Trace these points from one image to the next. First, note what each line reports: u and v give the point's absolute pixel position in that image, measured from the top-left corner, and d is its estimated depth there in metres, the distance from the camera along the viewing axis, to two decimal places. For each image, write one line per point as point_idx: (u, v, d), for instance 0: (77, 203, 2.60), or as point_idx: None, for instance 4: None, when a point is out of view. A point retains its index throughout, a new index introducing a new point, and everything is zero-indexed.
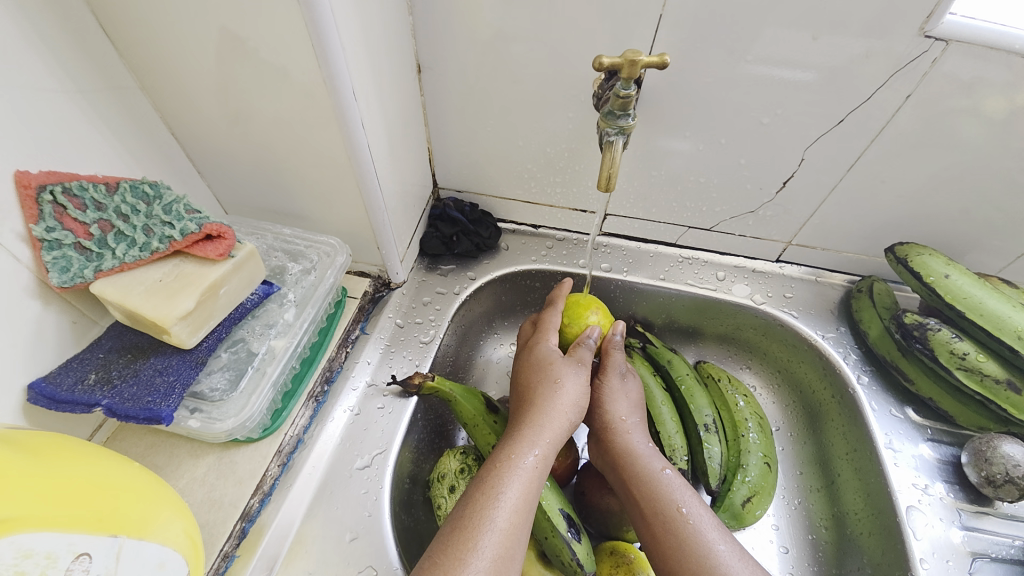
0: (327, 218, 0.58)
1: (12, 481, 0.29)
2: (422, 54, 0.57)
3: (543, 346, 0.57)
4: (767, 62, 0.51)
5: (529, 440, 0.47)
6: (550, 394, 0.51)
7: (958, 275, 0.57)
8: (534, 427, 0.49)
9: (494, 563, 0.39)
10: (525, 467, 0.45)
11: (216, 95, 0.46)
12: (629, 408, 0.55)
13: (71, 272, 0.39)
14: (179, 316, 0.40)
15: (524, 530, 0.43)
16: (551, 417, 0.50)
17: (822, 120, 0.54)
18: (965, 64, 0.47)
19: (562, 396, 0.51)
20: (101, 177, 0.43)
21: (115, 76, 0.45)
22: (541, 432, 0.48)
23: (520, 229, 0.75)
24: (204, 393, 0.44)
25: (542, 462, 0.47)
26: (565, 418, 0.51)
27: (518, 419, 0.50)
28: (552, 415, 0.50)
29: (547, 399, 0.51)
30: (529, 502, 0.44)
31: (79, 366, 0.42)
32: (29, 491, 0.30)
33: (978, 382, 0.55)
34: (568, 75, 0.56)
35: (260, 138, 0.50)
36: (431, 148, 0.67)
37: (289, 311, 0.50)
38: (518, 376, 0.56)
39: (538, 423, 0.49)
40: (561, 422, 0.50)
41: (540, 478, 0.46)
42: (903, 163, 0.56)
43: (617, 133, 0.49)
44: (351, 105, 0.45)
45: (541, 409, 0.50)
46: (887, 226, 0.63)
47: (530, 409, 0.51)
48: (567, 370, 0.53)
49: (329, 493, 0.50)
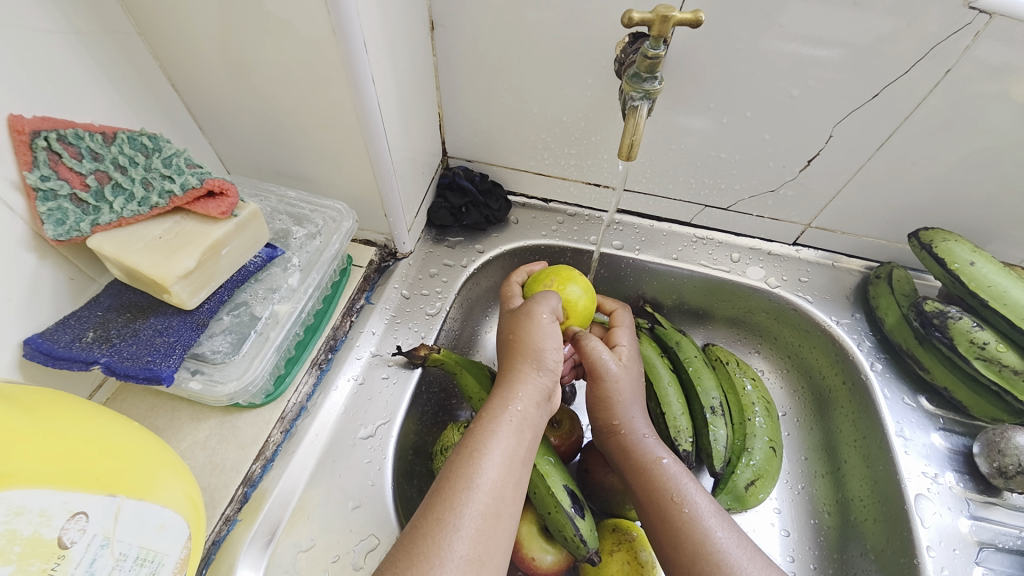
0: (331, 180, 0.55)
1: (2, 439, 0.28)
2: (436, 10, 0.54)
3: (507, 313, 0.56)
4: (801, 30, 0.48)
5: (506, 396, 0.46)
6: (519, 352, 0.49)
7: (983, 262, 0.55)
8: (509, 384, 0.47)
9: (478, 523, 0.38)
10: (502, 423, 0.44)
11: (218, 43, 0.43)
12: (624, 405, 0.53)
13: (67, 224, 0.37)
14: (179, 275, 0.38)
15: (513, 490, 0.41)
16: (530, 376, 0.48)
17: (857, 96, 0.51)
18: (1012, 39, 0.44)
19: (527, 348, 0.49)
20: (99, 127, 0.40)
21: (109, 20, 0.42)
22: (522, 390, 0.47)
23: (530, 203, 0.73)
24: (206, 355, 0.43)
25: (523, 417, 0.45)
26: (540, 369, 0.49)
27: (498, 380, 0.49)
28: (531, 374, 0.48)
29: (517, 358, 0.49)
30: (516, 461, 0.43)
31: (77, 324, 0.40)
32: (20, 449, 0.29)
33: (996, 373, 0.53)
34: (587, 39, 0.52)
35: (264, 92, 0.47)
36: (441, 113, 0.65)
37: (293, 276, 0.48)
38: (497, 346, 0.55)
39: (515, 383, 0.47)
40: (539, 381, 0.48)
41: (526, 438, 0.44)
42: (934, 146, 0.53)
43: (642, 97, 0.46)
44: (359, 57, 0.42)
45: (515, 368, 0.49)
46: (910, 211, 0.61)
47: (506, 370, 0.49)
48: (519, 321, 0.52)
49: (332, 461, 0.50)
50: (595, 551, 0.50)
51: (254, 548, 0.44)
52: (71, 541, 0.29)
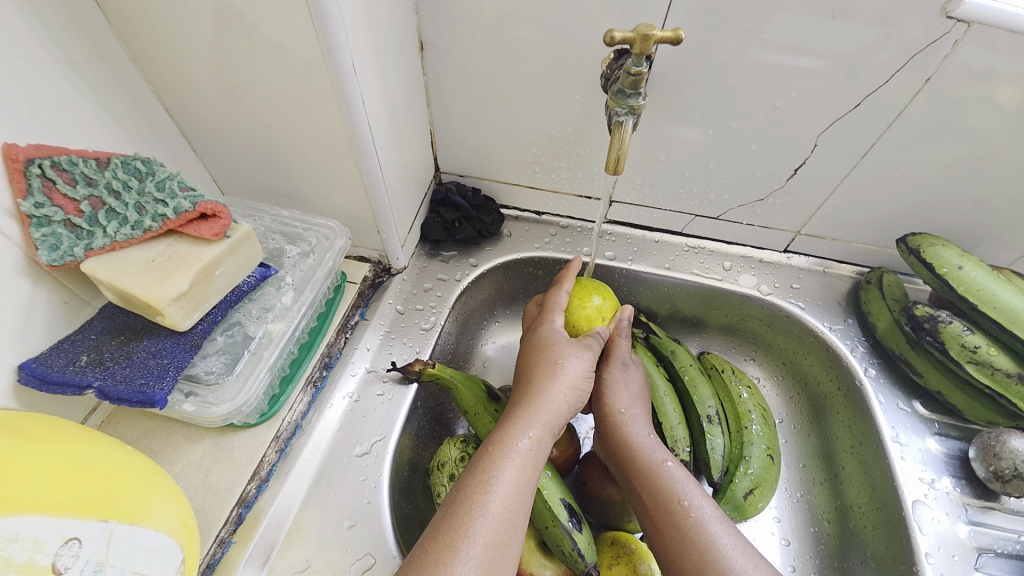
0: (325, 200, 0.56)
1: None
2: (425, 31, 0.55)
3: (548, 326, 0.56)
4: (782, 44, 0.49)
5: (526, 422, 0.46)
6: (550, 377, 0.50)
7: (972, 266, 0.56)
8: (532, 408, 0.48)
9: (487, 550, 0.38)
10: (520, 450, 0.44)
11: (212, 70, 0.44)
12: (630, 400, 0.55)
13: (61, 250, 0.38)
14: (173, 297, 0.39)
15: (521, 517, 0.42)
16: (543, 404, 0.48)
17: (838, 106, 0.52)
18: (987, 48, 0.45)
19: (561, 374, 0.50)
20: (92, 153, 0.41)
21: (104, 49, 0.43)
22: (538, 417, 0.47)
23: (523, 215, 0.74)
24: (200, 376, 0.42)
25: (538, 445, 0.46)
26: (564, 399, 0.50)
27: (517, 401, 0.49)
28: (549, 397, 0.49)
29: (547, 380, 0.50)
30: (526, 488, 0.43)
31: (71, 348, 0.40)
32: (15, 475, 0.28)
33: (989, 376, 0.54)
34: (574, 57, 0.54)
35: (258, 116, 0.48)
36: (432, 131, 0.66)
37: (286, 294, 0.48)
38: (519, 363, 0.56)
39: (536, 407, 0.48)
40: (560, 404, 0.49)
41: (538, 464, 0.45)
42: (916, 153, 0.54)
43: (627, 113, 0.47)
44: (349, 79, 0.43)
45: (539, 390, 0.49)
46: (896, 218, 0.62)
47: (530, 390, 0.50)
48: (571, 350, 0.52)
49: (327, 480, 0.49)
50: (593, 564, 0.49)
51: (249, 570, 0.44)
52: (65, 567, 0.29)
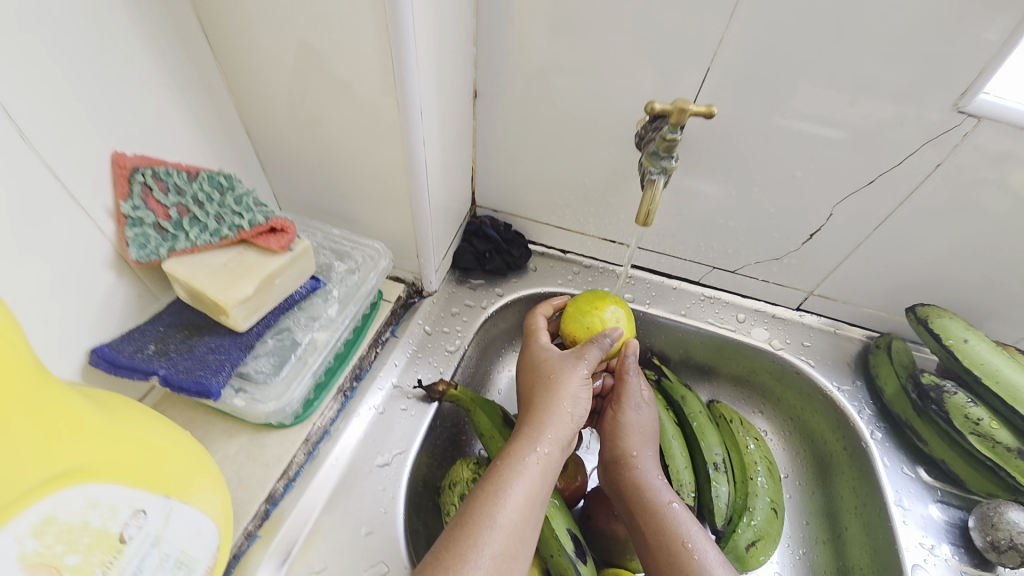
0: (374, 223, 0.61)
1: (86, 436, 0.32)
2: (481, 82, 0.62)
3: (535, 347, 0.58)
4: (805, 121, 0.54)
5: (534, 438, 0.48)
6: (554, 393, 0.51)
7: (977, 340, 0.59)
8: (539, 424, 0.49)
9: (494, 561, 0.41)
10: (528, 465, 0.46)
11: (296, 104, 0.50)
12: (641, 443, 0.57)
13: (148, 248, 0.42)
14: (239, 300, 0.43)
15: (529, 531, 0.44)
16: (552, 420, 0.49)
17: (854, 181, 0.57)
18: (996, 141, 0.49)
19: (562, 389, 0.51)
20: (185, 166, 0.46)
21: (207, 78, 0.49)
22: (546, 433, 0.48)
23: (549, 252, 0.78)
24: (250, 374, 0.46)
25: (546, 460, 0.47)
26: (566, 414, 0.50)
27: (525, 416, 0.51)
28: (555, 413, 0.50)
29: (551, 397, 0.51)
30: (534, 503, 0.45)
31: (140, 337, 0.45)
32: (98, 448, 0.32)
33: (989, 449, 0.56)
34: (613, 115, 0.59)
35: (329, 146, 0.54)
36: (474, 168, 0.71)
37: (332, 306, 0.52)
38: (519, 381, 0.57)
39: (543, 424, 0.49)
40: (566, 419, 0.50)
41: (547, 481, 0.47)
42: (926, 229, 0.58)
43: (659, 172, 0.51)
44: (416, 123, 0.48)
45: (545, 406, 0.50)
46: (906, 287, 0.65)
47: (536, 406, 0.51)
48: (563, 364, 0.54)
49: (347, 489, 0.52)
50: None
51: (269, 567, 0.46)
52: (130, 537, 0.31)
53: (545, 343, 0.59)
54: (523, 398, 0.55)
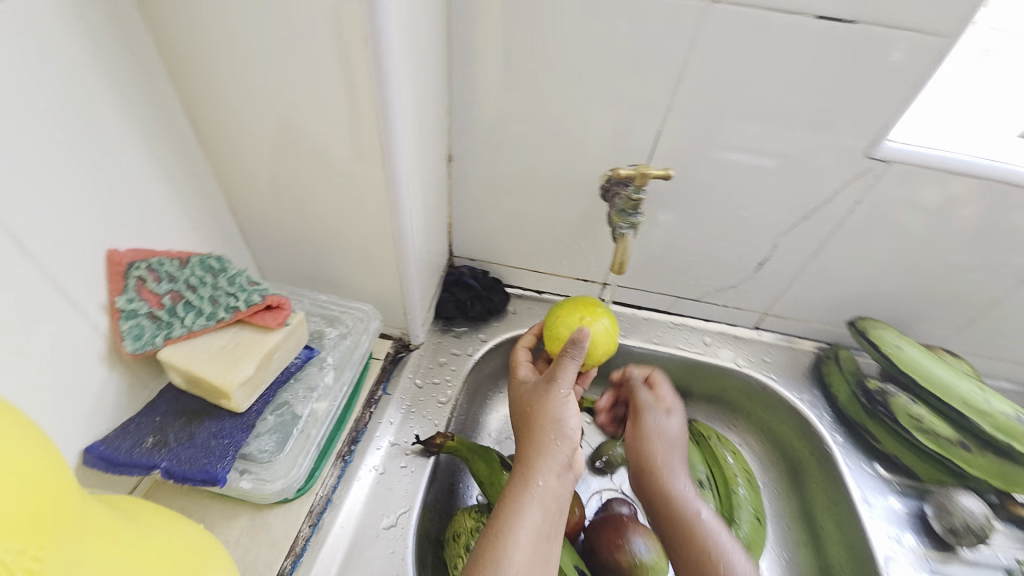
0: (359, 287, 0.62)
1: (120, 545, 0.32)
2: (453, 146, 0.66)
3: (517, 383, 0.60)
4: (744, 168, 0.62)
5: (528, 473, 0.48)
6: (541, 422, 0.51)
7: (908, 346, 0.67)
8: (533, 457, 0.49)
9: None
10: (528, 503, 0.47)
11: (283, 183, 0.52)
12: (666, 451, 0.63)
13: (143, 339, 0.43)
14: (241, 381, 0.43)
15: (541, 568, 0.44)
16: (545, 452, 0.49)
17: (790, 217, 0.65)
18: (899, 178, 0.59)
19: (547, 416, 0.52)
20: (177, 254, 0.47)
21: (193, 163, 0.50)
22: (539, 466, 0.49)
23: (525, 294, 0.82)
24: (254, 454, 0.46)
25: (544, 492, 0.48)
26: (557, 441, 0.50)
27: (520, 450, 0.51)
28: (547, 442, 0.50)
29: (540, 426, 0.51)
30: (541, 538, 0.46)
31: (136, 430, 0.44)
32: (131, 556, 0.32)
33: (935, 442, 0.64)
34: (578, 169, 0.65)
35: (315, 220, 0.56)
36: (450, 222, 0.75)
37: (328, 374, 0.53)
38: (513, 412, 0.58)
39: (535, 457, 0.49)
40: (559, 446, 0.50)
41: (552, 512, 0.47)
42: (854, 252, 0.67)
43: (628, 227, 0.58)
44: (402, 195, 0.50)
45: (535, 438, 0.50)
46: (845, 302, 0.73)
47: (528, 439, 0.51)
48: (541, 390, 0.54)
49: (356, 555, 0.51)
50: None
51: None
52: None
53: (526, 374, 0.60)
54: (517, 427, 0.55)
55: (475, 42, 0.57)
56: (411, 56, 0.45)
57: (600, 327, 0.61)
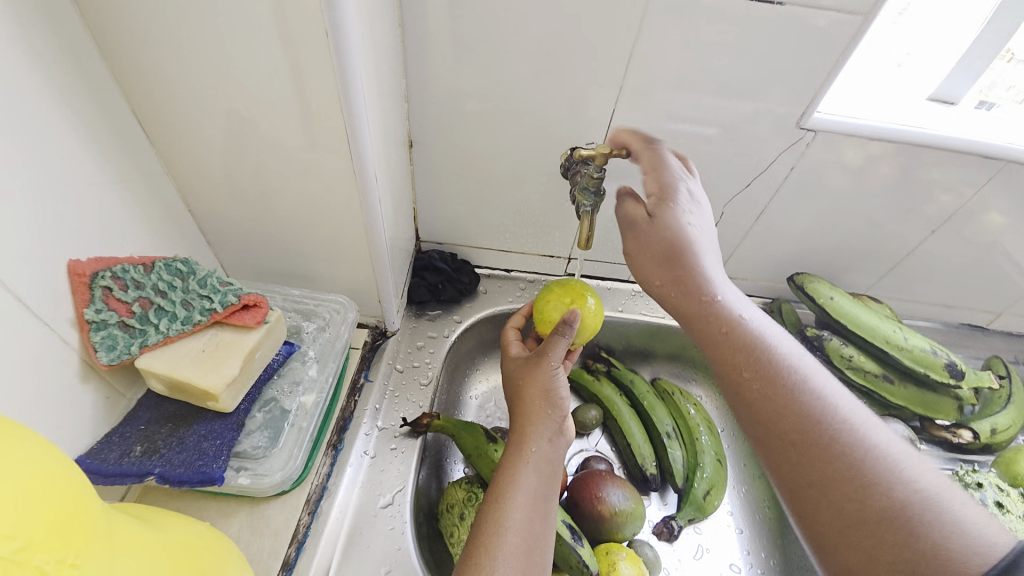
0: (331, 277, 0.61)
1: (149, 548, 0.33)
2: (414, 132, 0.66)
3: (508, 362, 0.63)
4: (692, 142, 0.66)
5: (523, 441, 0.52)
6: (533, 393, 0.56)
7: (839, 296, 0.75)
8: (527, 425, 0.54)
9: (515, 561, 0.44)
10: (525, 466, 0.51)
11: (245, 180, 0.51)
12: (664, 266, 0.51)
13: (118, 349, 0.42)
14: (227, 383, 0.44)
15: (542, 526, 0.48)
16: (538, 420, 0.54)
17: (734, 186, 0.71)
18: (826, 145, 0.65)
19: (539, 385, 0.56)
20: (140, 259, 0.46)
21: (147, 165, 0.48)
22: (533, 432, 0.53)
23: (494, 274, 0.84)
24: (248, 451, 0.47)
25: (540, 456, 0.52)
26: (549, 409, 0.54)
27: (515, 423, 0.55)
28: (539, 410, 0.54)
29: (533, 397, 0.55)
30: (539, 497, 0.49)
31: (121, 440, 0.44)
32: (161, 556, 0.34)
33: (864, 377, 0.73)
34: (539, 150, 0.67)
35: (283, 217, 0.55)
36: (416, 208, 0.75)
37: (312, 367, 0.54)
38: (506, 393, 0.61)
39: (529, 426, 0.53)
40: (550, 412, 0.54)
41: (548, 473, 0.51)
42: (791, 214, 0.74)
43: (591, 205, 0.60)
44: (371, 185, 0.51)
45: (529, 407, 0.55)
46: (786, 260, 0.81)
47: (522, 411, 0.55)
48: (530, 364, 0.58)
49: (358, 536, 0.54)
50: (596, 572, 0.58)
51: None
52: None
53: (517, 351, 0.64)
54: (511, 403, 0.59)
55: (430, 27, 0.57)
56: (371, 46, 0.45)
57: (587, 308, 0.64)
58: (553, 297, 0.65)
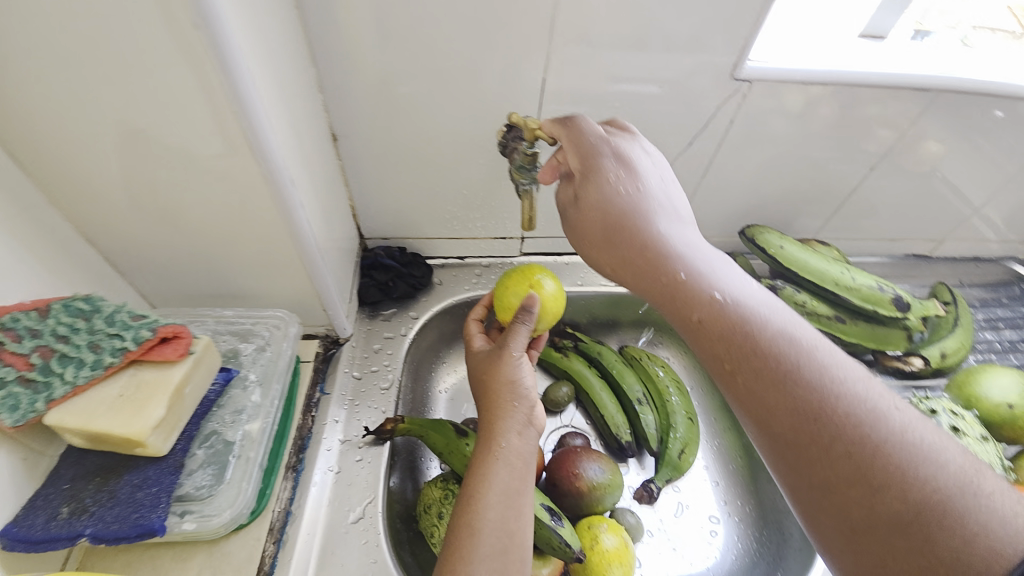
0: (268, 293, 0.57)
1: None
2: (336, 124, 0.62)
3: (472, 356, 0.61)
4: (630, 105, 0.64)
5: (492, 437, 0.51)
6: (499, 386, 0.54)
7: (788, 245, 0.76)
8: (495, 420, 0.52)
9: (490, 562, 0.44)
10: (496, 463, 0.49)
11: (144, 200, 0.46)
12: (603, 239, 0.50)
13: (21, 408, 0.37)
14: (154, 425, 0.40)
15: (517, 520, 0.47)
16: (506, 414, 0.52)
17: (676, 146, 0.69)
18: (762, 94, 0.64)
19: (502, 378, 0.55)
20: (31, 303, 0.40)
21: (23, 196, 0.43)
22: (502, 427, 0.52)
23: (448, 263, 0.81)
24: (191, 493, 0.44)
25: (510, 451, 0.50)
26: (516, 402, 0.53)
27: (483, 419, 0.54)
28: (506, 404, 0.53)
29: (499, 390, 0.54)
30: (513, 492, 0.48)
31: (45, 503, 0.40)
32: None
33: (818, 321, 0.74)
34: (473, 129, 0.64)
35: (198, 236, 0.50)
36: (353, 205, 0.71)
37: (254, 393, 0.51)
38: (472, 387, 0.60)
39: (497, 421, 0.52)
40: (517, 404, 0.53)
41: (521, 466, 0.50)
42: (736, 168, 0.73)
43: (529, 182, 0.59)
44: (289, 191, 0.46)
45: (496, 402, 0.54)
46: (736, 214, 0.81)
47: (489, 406, 0.54)
48: (493, 357, 0.57)
49: (330, 554, 0.52)
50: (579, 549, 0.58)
51: None
52: None
53: (481, 344, 0.62)
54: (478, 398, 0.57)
55: (332, 8, 0.52)
56: (260, 34, 0.40)
57: (546, 292, 0.62)
58: (512, 285, 0.63)
